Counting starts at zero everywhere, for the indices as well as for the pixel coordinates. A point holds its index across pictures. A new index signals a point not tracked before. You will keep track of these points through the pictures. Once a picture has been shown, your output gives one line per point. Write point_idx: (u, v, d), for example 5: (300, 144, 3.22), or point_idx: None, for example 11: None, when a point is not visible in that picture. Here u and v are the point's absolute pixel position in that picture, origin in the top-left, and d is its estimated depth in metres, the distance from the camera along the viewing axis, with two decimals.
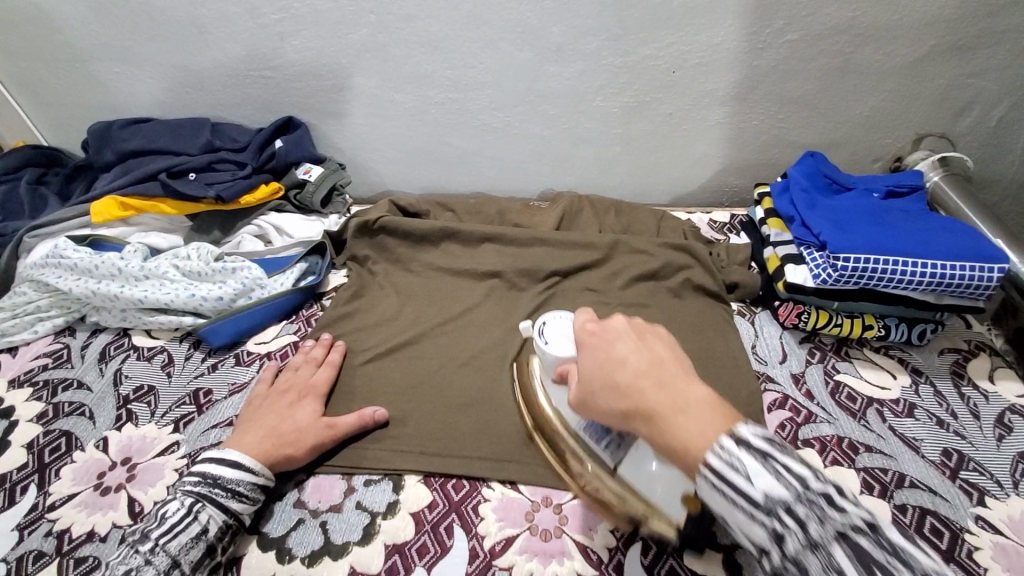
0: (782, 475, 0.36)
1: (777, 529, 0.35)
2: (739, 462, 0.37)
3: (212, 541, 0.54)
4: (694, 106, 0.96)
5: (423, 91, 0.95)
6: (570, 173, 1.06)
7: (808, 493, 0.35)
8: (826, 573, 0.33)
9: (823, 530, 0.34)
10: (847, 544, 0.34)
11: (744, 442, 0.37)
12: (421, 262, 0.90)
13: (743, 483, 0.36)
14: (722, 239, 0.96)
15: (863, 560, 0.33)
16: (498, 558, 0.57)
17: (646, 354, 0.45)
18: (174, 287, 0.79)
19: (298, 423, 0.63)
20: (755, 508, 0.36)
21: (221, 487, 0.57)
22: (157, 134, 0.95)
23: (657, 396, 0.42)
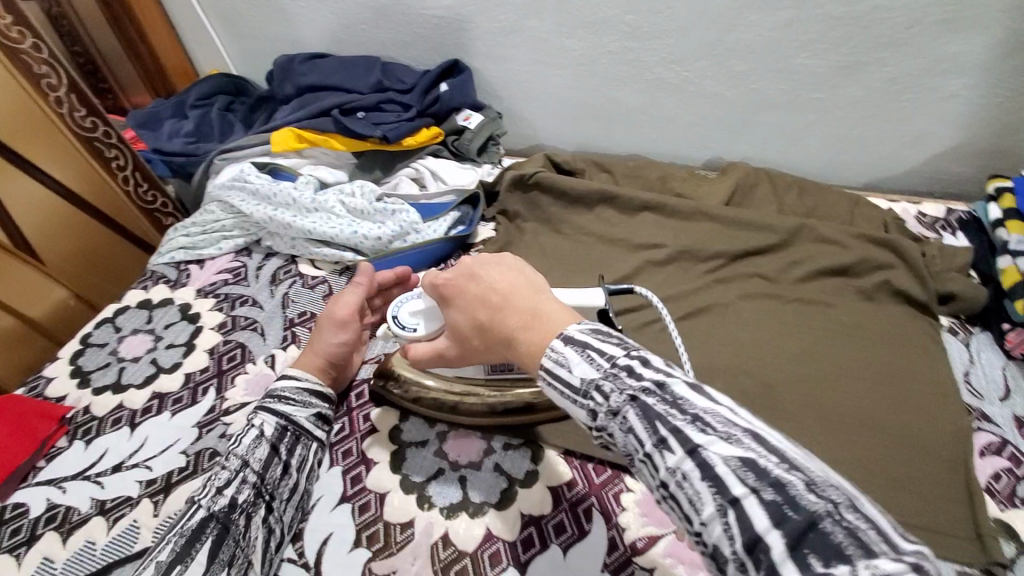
0: (593, 359, 0.39)
1: (595, 407, 0.38)
2: (564, 357, 0.40)
3: (272, 440, 0.57)
4: (925, 71, 0.79)
5: (598, 38, 0.87)
6: (747, 143, 0.93)
7: (613, 369, 0.38)
8: (624, 433, 0.37)
9: (620, 398, 0.37)
10: (637, 405, 0.36)
11: (569, 339, 0.40)
12: (572, 224, 0.85)
13: (566, 374, 0.39)
14: (933, 238, 0.80)
15: (648, 417, 0.35)
16: (639, 555, 0.53)
17: (497, 281, 0.48)
18: (338, 222, 0.81)
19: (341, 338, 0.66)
20: (576, 393, 0.39)
21: (271, 396, 0.61)
22: (332, 70, 0.97)
23: (504, 316, 0.45)
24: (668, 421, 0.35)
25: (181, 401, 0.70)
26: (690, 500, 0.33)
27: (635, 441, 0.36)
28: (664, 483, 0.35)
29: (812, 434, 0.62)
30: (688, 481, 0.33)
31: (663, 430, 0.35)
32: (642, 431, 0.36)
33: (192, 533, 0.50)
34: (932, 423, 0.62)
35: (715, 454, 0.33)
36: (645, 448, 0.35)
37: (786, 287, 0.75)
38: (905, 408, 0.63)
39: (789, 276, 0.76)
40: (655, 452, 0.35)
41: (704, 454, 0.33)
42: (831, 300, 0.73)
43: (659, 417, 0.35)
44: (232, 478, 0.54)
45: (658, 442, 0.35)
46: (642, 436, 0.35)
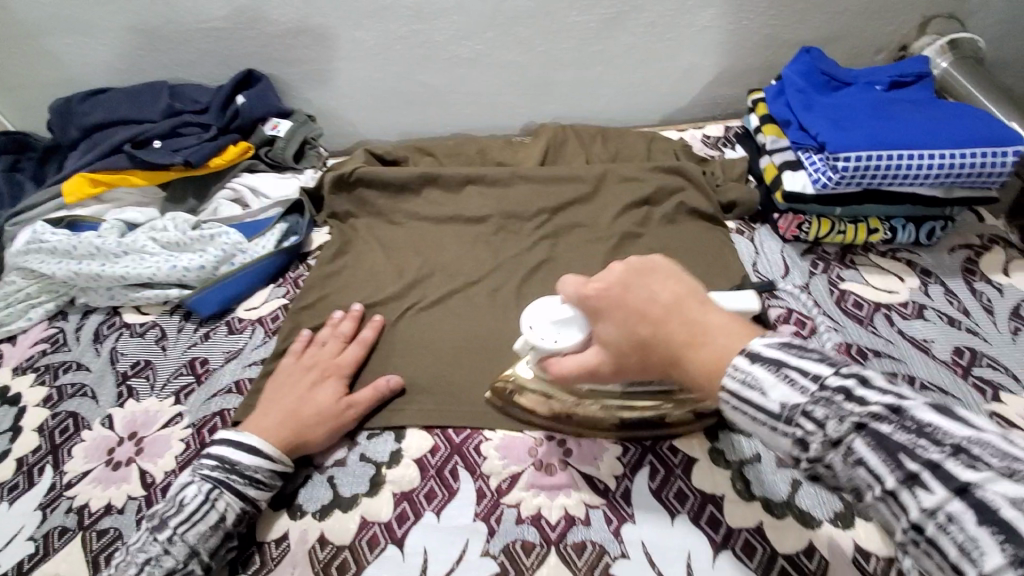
0: (794, 381, 0.39)
1: (804, 435, 0.38)
2: (752, 377, 0.40)
3: (229, 529, 0.54)
4: (676, 11, 0.89)
5: (385, 26, 0.88)
6: (553, 103, 1.00)
7: (824, 393, 0.37)
8: (851, 465, 0.36)
9: (841, 425, 0.36)
10: (867, 434, 0.35)
11: (756, 357, 0.40)
12: (404, 212, 0.87)
13: (757, 397, 0.39)
14: (716, 156, 0.91)
15: (886, 448, 0.34)
16: (505, 496, 0.58)
17: (633, 301, 0.47)
18: (154, 261, 0.77)
19: (319, 405, 0.61)
20: (776, 420, 0.39)
21: (238, 474, 0.55)
22: (115, 104, 0.90)
23: (679, 334, 0.44)
24: (919, 456, 0.33)
25: (16, 488, 0.64)
26: (952, 539, 0.31)
27: (869, 475, 0.35)
28: (915, 525, 0.33)
29: None
30: (956, 524, 0.31)
31: (912, 464, 0.33)
32: (878, 464, 0.35)
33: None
34: None
35: (996, 494, 0.30)
36: (886, 484, 0.34)
37: (604, 226, 0.83)
38: None
39: (606, 215, 0.83)
40: (902, 487, 0.33)
41: (971, 487, 0.31)
42: (643, 229, 0.82)
43: (891, 444, 0.34)
44: (177, 568, 0.52)
45: (907, 478, 0.33)
46: (881, 469, 0.34)
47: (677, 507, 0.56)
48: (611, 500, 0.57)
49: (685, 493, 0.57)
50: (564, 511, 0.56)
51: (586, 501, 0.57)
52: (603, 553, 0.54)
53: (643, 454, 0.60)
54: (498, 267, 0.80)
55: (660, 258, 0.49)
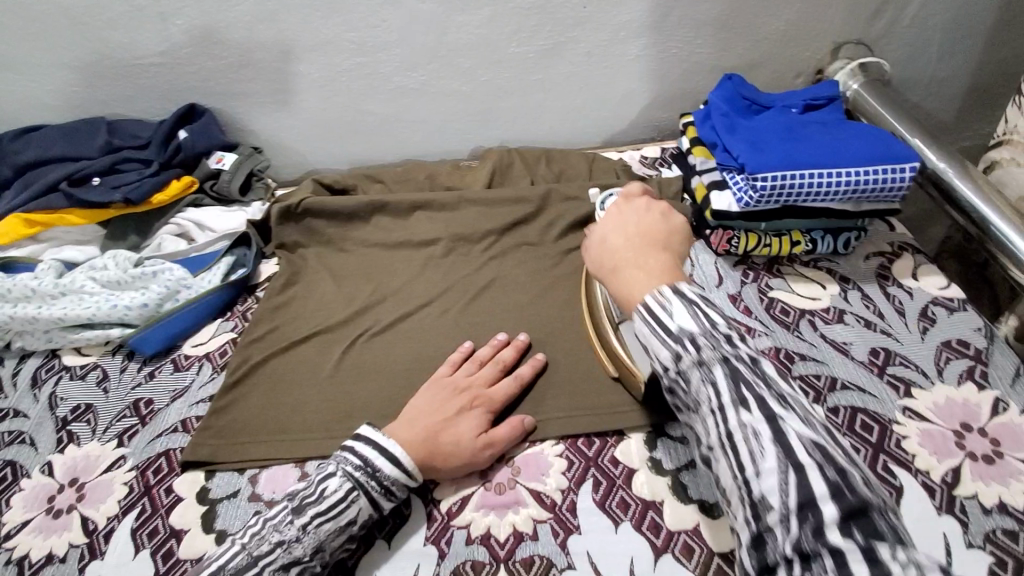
0: (696, 315, 0.46)
1: (681, 351, 0.46)
2: (669, 305, 0.47)
3: (355, 530, 0.55)
4: (610, 41, 0.94)
5: (329, 59, 0.90)
6: (499, 128, 1.03)
7: (713, 332, 0.45)
8: (703, 381, 0.45)
9: (712, 354, 0.44)
10: (727, 367, 0.44)
11: (679, 294, 0.48)
12: (353, 240, 0.88)
13: (665, 318, 0.47)
14: (654, 175, 0.96)
15: (735, 378, 0.43)
16: (456, 517, 0.59)
17: (622, 220, 0.58)
18: (94, 300, 0.76)
19: (461, 437, 0.60)
20: (668, 336, 0.46)
21: (378, 481, 0.56)
22: (53, 141, 0.88)
23: (632, 254, 0.54)
24: (754, 390, 0.43)
25: None
26: (752, 453, 0.41)
27: (713, 393, 0.44)
28: (730, 434, 0.43)
29: (580, 366, 0.71)
30: (756, 437, 0.41)
31: (747, 393, 0.42)
32: (722, 388, 0.44)
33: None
34: None
35: (792, 428, 0.41)
36: (722, 400, 0.43)
37: (550, 246, 0.86)
38: None
39: (551, 236, 0.87)
40: (732, 409, 0.43)
41: (785, 427, 0.41)
42: None
43: (740, 383, 0.43)
44: (300, 559, 0.52)
45: (738, 400, 0.42)
46: (723, 391, 0.43)
47: (620, 516, 0.58)
48: (558, 514, 0.59)
49: (628, 502, 0.59)
50: (513, 528, 0.58)
51: (535, 517, 0.59)
52: (550, 566, 0.55)
53: (589, 467, 0.62)
54: (448, 290, 0.81)
55: (677, 220, 0.59)
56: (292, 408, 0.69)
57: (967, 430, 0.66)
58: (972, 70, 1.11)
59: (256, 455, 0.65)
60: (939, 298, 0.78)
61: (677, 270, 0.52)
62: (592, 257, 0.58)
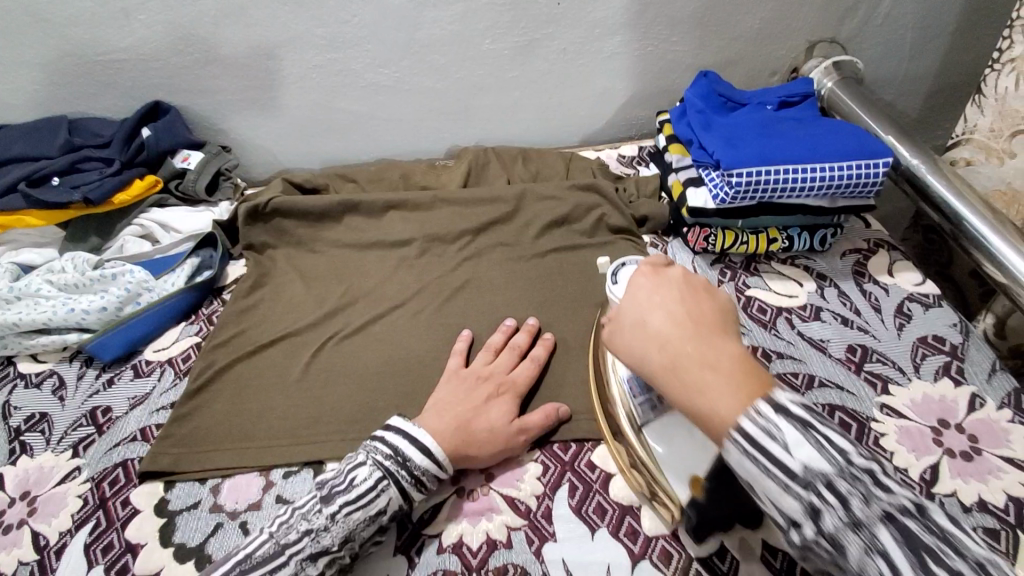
0: (823, 448, 0.39)
1: (813, 501, 0.38)
2: (776, 429, 0.40)
3: (385, 521, 0.54)
4: (585, 38, 0.93)
5: (299, 55, 0.88)
6: (475, 127, 1.02)
7: (849, 469, 0.39)
8: (865, 550, 0.37)
9: (867, 508, 0.38)
10: (893, 524, 0.37)
11: (784, 411, 0.40)
12: (325, 240, 0.86)
13: (781, 452, 0.39)
14: (631, 173, 0.95)
15: (909, 541, 0.37)
16: (428, 526, 0.57)
17: (661, 312, 0.49)
18: (50, 305, 0.72)
19: (491, 424, 0.60)
20: (791, 478, 0.39)
21: (408, 470, 0.55)
22: (9, 141, 0.85)
23: (691, 350, 0.46)
24: (934, 552, 0.36)
25: None
26: (902, 574, 0.36)
27: (885, 566, 0.36)
28: None
29: (553, 366, 0.69)
30: None
31: (932, 561, 0.36)
32: (854, 508, 0.38)
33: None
34: None
35: None
36: None
37: (526, 245, 0.85)
38: None
39: (527, 235, 0.85)
40: (867, 530, 0.37)
41: (905, 523, 0.37)
42: (564, 247, 0.84)
43: (866, 496, 0.38)
44: (329, 549, 0.51)
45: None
46: (900, 561, 0.36)
47: (597, 521, 0.57)
48: (533, 521, 0.57)
49: (604, 507, 0.58)
50: (486, 536, 0.56)
51: (508, 524, 0.57)
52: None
53: (564, 472, 0.61)
54: (421, 291, 0.79)
55: (721, 296, 0.51)
56: (256, 415, 0.66)
57: (944, 426, 0.65)
58: (943, 68, 1.12)
59: (218, 465, 0.62)
60: (914, 294, 0.78)
61: (750, 364, 0.45)
62: (639, 353, 0.49)
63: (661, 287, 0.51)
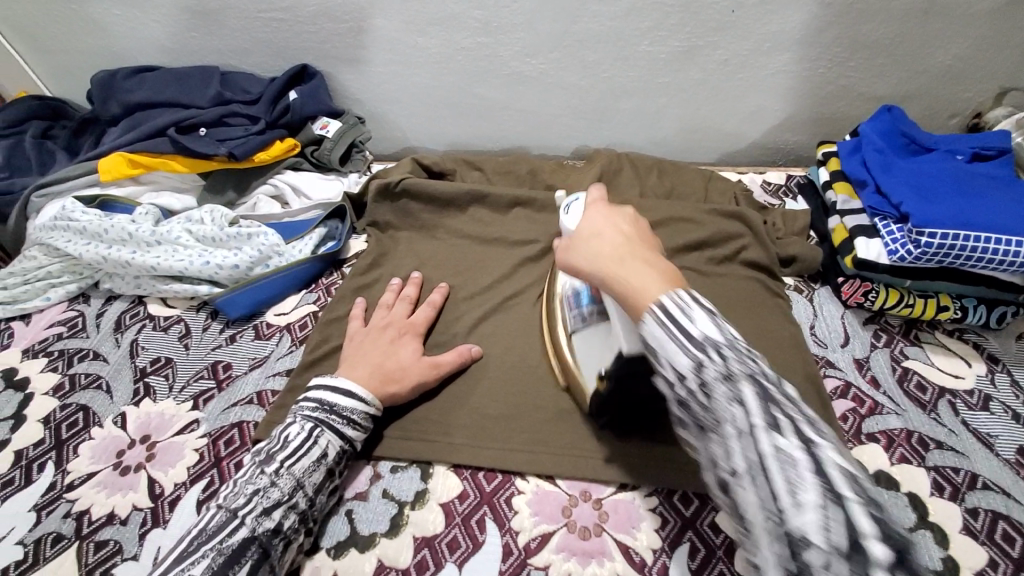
0: (717, 322, 0.36)
1: (703, 361, 0.35)
2: (691, 308, 0.37)
3: (331, 465, 0.55)
4: (753, 51, 0.85)
5: (448, 36, 0.85)
6: (610, 130, 0.97)
7: (735, 343, 0.36)
8: (730, 401, 0.34)
9: (740, 368, 0.34)
10: (756, 385, 0.34)
11: (697, 298, 0.38)
12: (446, 228, 0.83)
13: (687, 323, 0.36)
14: (777, 205, 0.87)
15: (766, 398, 0.33)
16: (533, 556, 0.53)
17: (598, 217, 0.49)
18: (188, 254, 0.74)
19: (401, 361, 0.62)
20: (688, 341, 0.36)
21: (338, 414, 0.56)
22: (162, 85, 0.87)
23: (624, 252, 0.44)
24: (784, 410, 0.33)
25: (11, 484, 0.60)
26: (791, 482, 0.31)
27: (741, 414, 0.33)
28: (761, 460, 0.32)
29: None
30: (794, 471, 0.31)
31: (779, 413, 0.33)
32: (755, 407, 0.33)
33: (232, 555, 0.47)
34: (787, 377, 0.67)
35: (833, 464, 0.31)
36: (753, 424, 0.33)
37: None
38: (762, 362, 0.69)
39: None
40: (765, 432, 0.32)
41: (822, 452, 0.32)
42: (696, 274, 0.78)
43: (774, 402, 0.33)
44: (283, 501, 0.51)
45: (771, 423, 0.32)
46: (754, 414, 0.33)
47: None
48: None
49: None
50: None
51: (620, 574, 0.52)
52: None
53: (684, 529, 0.55)
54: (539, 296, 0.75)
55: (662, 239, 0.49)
56: None
57: None
58: None
59: None
60: None
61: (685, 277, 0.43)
62: (580, 256, 0.47)
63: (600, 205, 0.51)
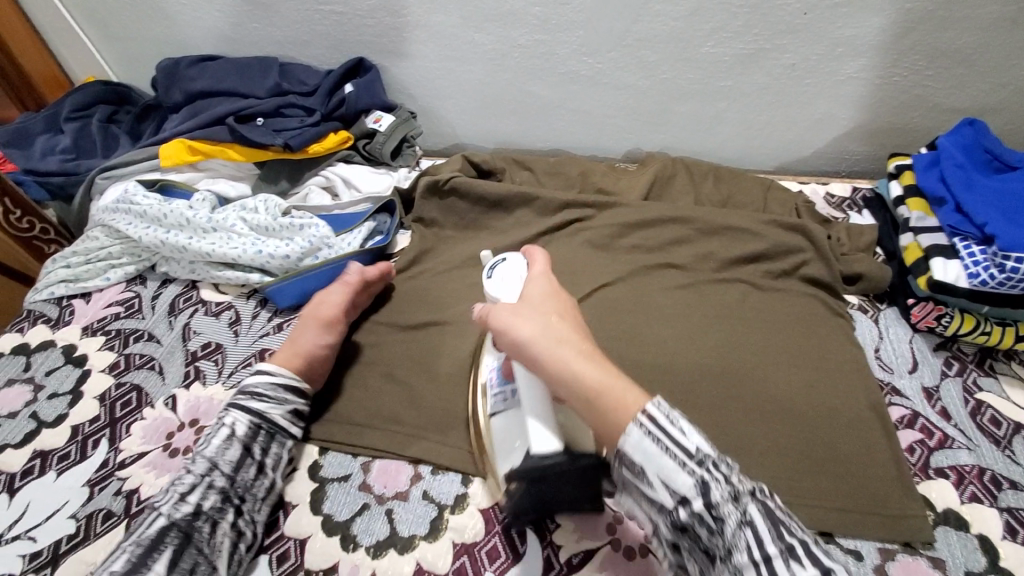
0: (688, 430, 0.41)
1: (699, 480, 0.40)
2: (676, 420, 0.41)
3: (244, 441, 0.56)
4: (823, 56, 0.81)
5: (505, 32, 0.84)
6: (665, 133, 0.94)
7: (705, 455, 0.40)
8: (736, 522, 0.38)
9: (733, 491, 0.39)
10: (749, 506, 0.39)
11: (660, 403, 0.42)
12: (493, 228, 0.82)
13: (679, 434, 0.40)
14: (841, 219, 0.83)
15: (766, 518, 0.39)
16: (575, 572, 0.52)
17: (539, 293, 0.51)
18: (241, 242, 0.75)
19: (295, 335, 0.64)
20: (687, 458, 0.40)
21: (243, 393, 0.58)
22: (223, 73, 0.89)
23: (577, 346, 0.46)
24: (785, 531, 0.39)
25: (68, 458, 0.62)
26: None
27: (749, 540, 0.38)
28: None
29: (733, 430, 0.62)
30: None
31: (783, 532, 0.38)
32: (765, 532, 0.38)
33: (151, 543, 0.48)
34: (846, 404, 0.63)
35: (826, 560, 0.38)
36: (760, 548, 0.38)
37: (706, 275, 0.76)
38: (814, 385, 0.65)
39: (710, 266, 0.76)
40: (774, 556, 0.38)
41: (810, 547, 0.38)
42: (751, 287, 0.74)
43: (776, 522, 0.39)
44: (197, 483, 0.52)
45: (782, 547, 0.38)
46: (760, 532, 0.38)
47: None
48: None
49: None
50: None
51: None
52: None
53: None
54: (585, 301, 0.73)
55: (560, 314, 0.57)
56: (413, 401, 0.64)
57: None
58: None
59: (370, 443, 0.61)
60: None
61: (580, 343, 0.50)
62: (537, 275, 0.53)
63: (539, 274, 0.53)
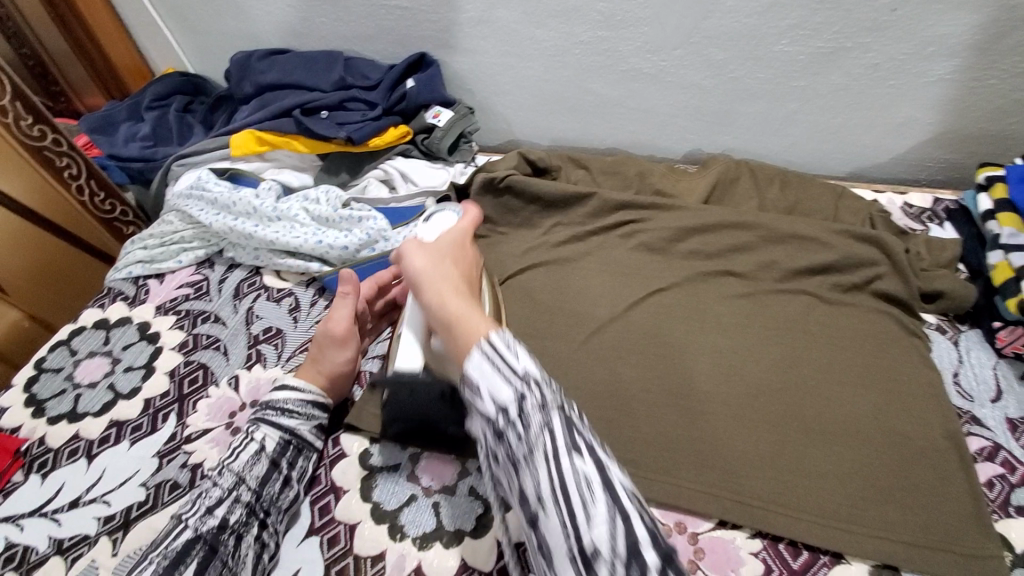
0: (512, 366, 0.41)
1: (523, 392, 0.40)
2: (511, 348, 0.41)
3: (273, 456, 0.56)
4: (910, 56, 0.76)
5: (569, 28, 0.83)
6: (729, 134, 0.90)
7: (531, 378, 0.40)
8: (543, 427, 0.39)
9: (549, 405, 0.40)
10: (564, 418, 0.40)
11: (500, 335, 0.42)
12: (546, 227, 0.82)
13: (511, 358, 0.41)
14: (920, 231, 0.78)
15: (572, 431, 0.40)
16: None
17: (450, 243, 0.56)
18: (303, 232, 0.78)
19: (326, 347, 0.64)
20: (512, 374, 0.40)
21: (273, 408, 0.59)
22: (291, 67, 0.91)
23: (452, 284, 0.49)
24: (585, 440, 0.40)
25: (140, 429, 0.66)
26: (585, 505, 0.37)
27: (549, 437, 0.39)
28: (561, 482, 0.38)
29: (793, 448, 0.59)
30: (591, 492, 0.37)
31: (581, 441, 0.39)
32: (563, 436, 0.39)
33: (178, 556, 0.48)
34: (922, 432, 0.59)
35: (617, 478, 0.39)
36: (560, 447, 0.39)
37: (767, 284, 0.73)
38: (888, 412, 0.61)
39: (772, 275, 0.73)
40: (569, 454, 0.38)
41: (612, 474, 0.39)
42: (816, 300, 0.71)
43: (575, 431, 0.40)
44: (224, 497, 0.52)
45: (574, 448, 0.39)
46: (562, 439, 0.39)
47: None
48: None
49: None
50: None
51: None
52: None
53: None
54: (639, 306, 0.72)
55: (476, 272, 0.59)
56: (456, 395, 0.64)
57: None
58: None
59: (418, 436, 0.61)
60: None
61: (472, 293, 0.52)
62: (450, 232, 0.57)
63: (459, 227, 0.58)
